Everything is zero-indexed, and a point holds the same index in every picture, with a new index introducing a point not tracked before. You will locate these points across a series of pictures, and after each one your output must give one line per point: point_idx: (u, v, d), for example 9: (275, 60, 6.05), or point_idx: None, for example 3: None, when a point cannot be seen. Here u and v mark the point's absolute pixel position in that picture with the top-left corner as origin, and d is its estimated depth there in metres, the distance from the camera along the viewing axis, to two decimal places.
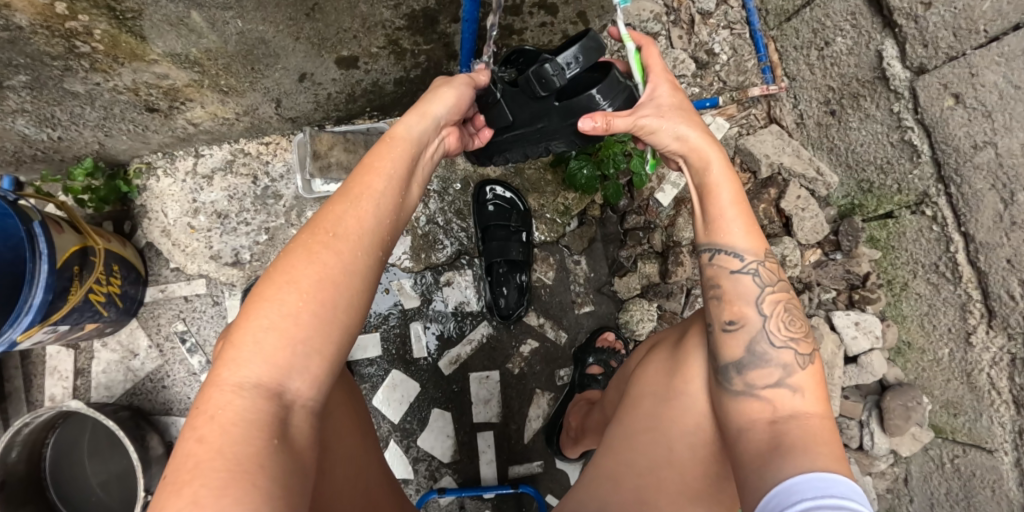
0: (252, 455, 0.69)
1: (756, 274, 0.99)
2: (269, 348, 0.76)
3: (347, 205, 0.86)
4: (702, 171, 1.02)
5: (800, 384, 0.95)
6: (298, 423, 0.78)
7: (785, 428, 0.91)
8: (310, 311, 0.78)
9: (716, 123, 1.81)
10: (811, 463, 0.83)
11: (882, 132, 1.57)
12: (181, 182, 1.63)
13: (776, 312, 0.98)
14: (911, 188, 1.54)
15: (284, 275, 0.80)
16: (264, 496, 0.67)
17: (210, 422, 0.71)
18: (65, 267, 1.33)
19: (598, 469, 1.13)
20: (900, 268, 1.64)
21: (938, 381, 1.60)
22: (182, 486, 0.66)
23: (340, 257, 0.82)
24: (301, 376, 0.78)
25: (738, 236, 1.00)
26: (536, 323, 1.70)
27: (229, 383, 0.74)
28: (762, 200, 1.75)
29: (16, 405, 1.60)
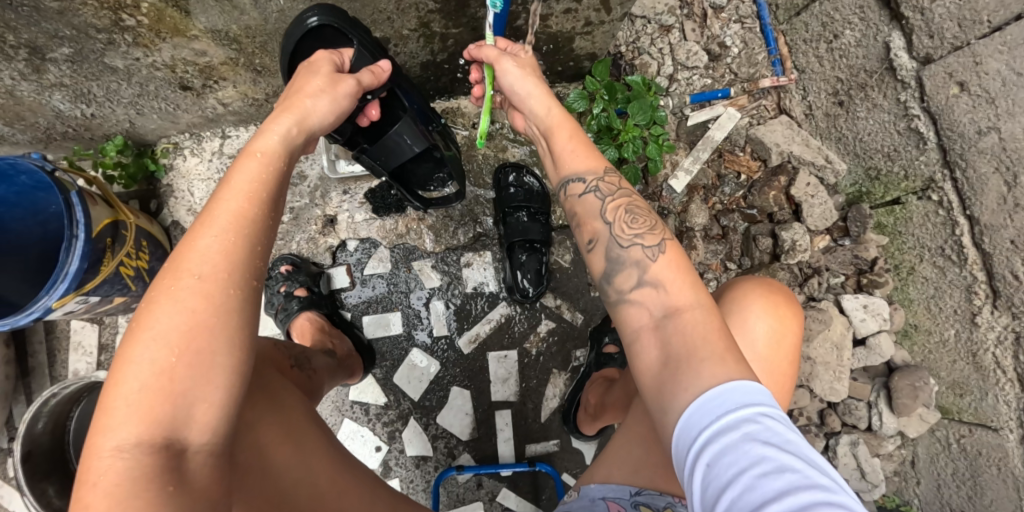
0: (141, 506, 0.68)
1: (596, 192, 1.13)
2: (145, 407, 0.74)
3: (205, 243, 0.83)
4: (544, 120, 1.25)
5: (661, 280, 0.98)
6: (195, 466, 0.75)
7: (664, 331, 0.93)
8: (184, 362, 0.76)
9: (727, 112, 1.84)
10: (699, 374, 0.83)
11: (890, 120, 1.63)
12: (207, 162, 1.67)
13: (618, 218, 1.08)
14: (918, 174, 1.60)
15: (145, 330, 0.77)
16: None
17: (93, 490, 0.70)
18: (99, 237, 1.35)
19: (631, 436, 1.14)
20: (907, 253, 1.69)
21: (945, 362, 1.64)
22: None
23: (211, 298, 0.80)
24: (190, 423, 0.76)
25: (577, 166, 1.18)
26: (553, 304, 1.74)
27: (108, 448, 0.72)
28: (773, 187, 1.80)
29: (40, 379, 1.61)
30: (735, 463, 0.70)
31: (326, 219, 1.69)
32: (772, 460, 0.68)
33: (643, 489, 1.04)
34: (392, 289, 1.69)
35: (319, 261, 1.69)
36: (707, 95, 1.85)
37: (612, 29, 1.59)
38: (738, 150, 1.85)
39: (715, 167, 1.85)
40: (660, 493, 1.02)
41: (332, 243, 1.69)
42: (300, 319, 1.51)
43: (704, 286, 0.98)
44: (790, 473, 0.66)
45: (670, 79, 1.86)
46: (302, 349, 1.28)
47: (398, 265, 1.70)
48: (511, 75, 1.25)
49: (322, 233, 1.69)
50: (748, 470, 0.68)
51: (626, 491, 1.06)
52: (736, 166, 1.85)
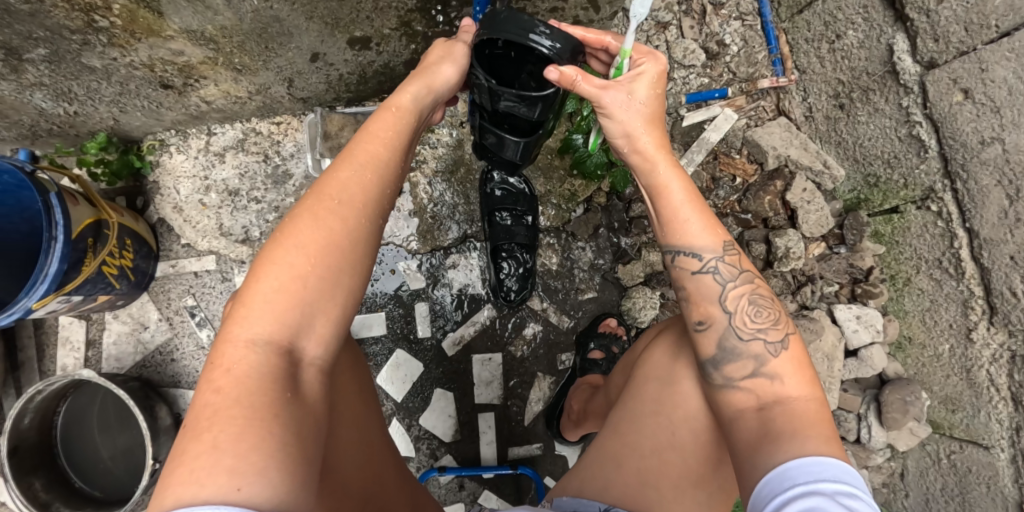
0: (268, 404, 0.70)
1: (715, 272, 0.99)
2: (276, 306, 0.77)
3: (351, 171, 0.86)
4: (649, 174, 1.02)
5: (779, 372, 0.94)
6: (308, 383, 0.78)
7: (772, 413, 0.90)
8: (315, 274, 0.79)
9: (724, 113, 1.80)
10: (802, 446, 0.82)
11: (890, 126, 1.57)
12: (193, 159, 1.66)
13: (740, 308, 0.97)
14: (917, 183, 1.54)
15: (289, 237, 0.80)
16: (280, 443, 0.68)
17: (225, 375, 0.71)
18: (80, 238, 1.35)
19: (603, 454, 1.13)
20: (903, 263, 1.64)
21: (938, 377, 1.60)
22: (202, 432, 0.66)
23: (346, 221, 0.83)
24: (309, 336, 0.79)
25: (702, 241, 0.99)
26: (539, 307, 1.78)
27: (241, 339, 0.74)
28: (768, 192, 1.75)
29: (29, 374, 1.59)
30: None
31: None
32: None
33: (613, 506, 1.04)
34: (375, 290, 1.73)
35: None
36: (703, 95, 1.79)
37: (600, 27, 1.57)
38: (734, 152, 1.81)
39: (709, 170, 1.81)
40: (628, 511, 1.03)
41: None
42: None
43: (818, 381, 0.95)
44: None
45: (665, 78, 1.82)
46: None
47: (382, 265, 1.73)
48: (612, 111, 1.04)
49: None
50: None
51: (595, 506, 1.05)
52: (732, 168, 1.80)
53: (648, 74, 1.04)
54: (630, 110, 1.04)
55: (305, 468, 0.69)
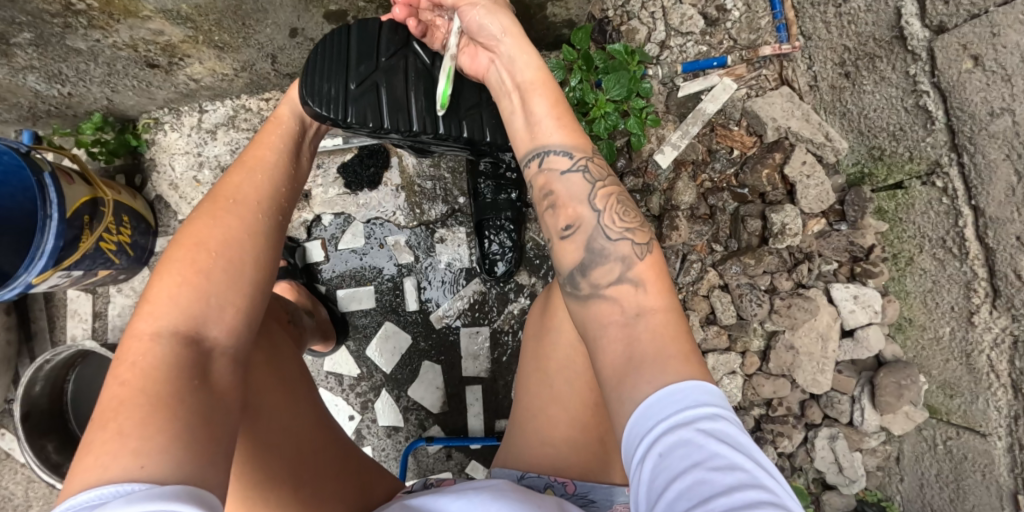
0: (172, 391, 0.74)
1: (583, 171, 0.95)
2: (181, 299, 0.84)
3: (244, 177, 0.99)
4: (518, 76, 1.03)
5: (642, 278, 0.86)
6: (219, 367, 0.82)
7: (634, 329, 0.82)
8: (217, 266, 0.87)
9: (722, 83, 1.71)
10: (659, 373, 0.75)
11: (896, 96, 1.48)
12: (186, 136, 1.70)
13: (608, 206, 0.93)
14: (923, 157, 1.45)
15: (190, 238, 0.89)
16: (182, 421, 0.72)
17: (131, 368, 0.76)
18: (75, 216, 1.40)
19: (513, 421, 1.14)
20: (906, 242, 1.56)
21: (938, 361, 1.53)
22: (108, 421, 0.71)
23: (241, 218, 0.93)
24: (216, 325, 0.84)
25: (555, 135, 0.98)
26: (527, 282, 1.77)
27: (147, 332, 0.80)
28: (766, 165, 1.66)
29: (41, 344, 1.70)
30: (689, 457, 0.66)
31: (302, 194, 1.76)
32: (726, 457, 0.65)
33: (528, 471, 1.05)
34: (365, 264, 1.77)
35: (295, 235, 1.78)
36: (701, 64, 1.72)
37: None
38: (733, 124, 1.73)
39: (705, 142, 1.74)
40: (541, 473, 1.04)
41: (306, 218, 1.77)
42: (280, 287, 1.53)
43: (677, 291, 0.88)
44: (743, 468, 0.65)
45: (661, 47, 1.76)
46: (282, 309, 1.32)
47: (371, 240, 1.77)
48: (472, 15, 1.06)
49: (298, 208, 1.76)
50: (704, 465, 0.65)
51: (515, 474, 1.06)
52: (729, 141, 1.73)
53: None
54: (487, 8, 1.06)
55: (211, 449, 0.72)
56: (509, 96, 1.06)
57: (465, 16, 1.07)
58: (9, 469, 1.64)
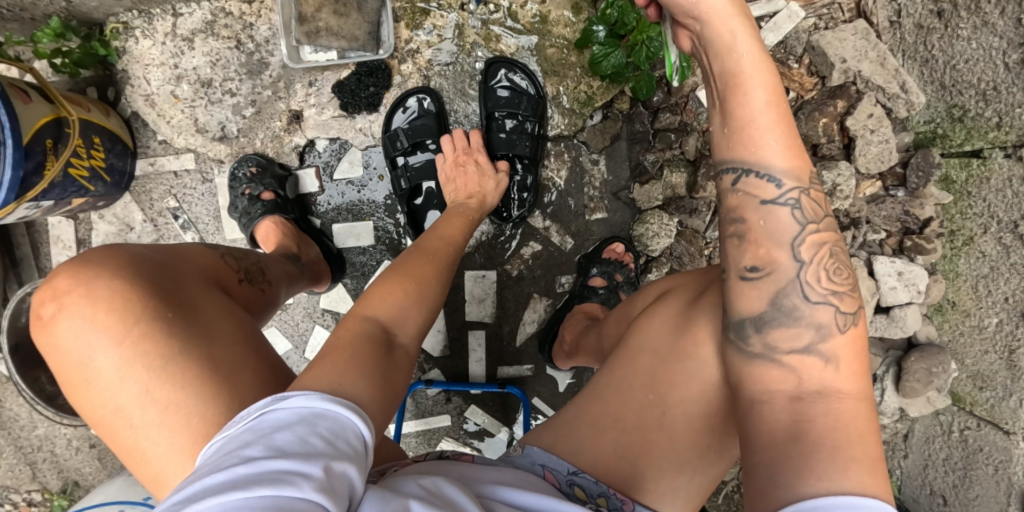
0: (370, 351, 0.85)
1: (795, 208, 0.79)
2: (388, 295, 0.98)
3: (437, 236, 1.21)
4: (727, 59, 0.80)
5: (836, 355, 0.79)
6: (400, 353, 0.92)
7: (811, 410, 0.77)
8: (415, 286, 1.03)
9: (789, 9, 1.48)
10: (839, 481, 0.71)
11: (997, 47, 1.21)
12: (161, 45, 1.49)
13: (818, 258, 0.79)
14: (1014, 126, 1.23)
15: (404, 268, 1.06)
16: (371, 371, 0.81)
17: (343, 330, 0.90)
18: (35, 142, 1.25)
19: (581, 421, 1.03)
20: (969, 219, 1.38)
21: (975, 351, 1.40)
22: (320, 362, 0.81)
23: (436, 271, 1.10)
24: (404, 327, 0.97)
25: (778, 152, 0.79)
26: (541, 226, 1.63)
27: (359, 313, 0.94)
28: (825, 113, 1.46)
29: (28, 271, 1.61)
30: None
31: (291, 115, 1.53)
32: None
33: (582, 470, 0.96)
34: (363, 198, 1.59)
35: (286, 162, 1.57)
36: None
37: None
38: (793, 62, 1.51)
39: None
40: (597, 480, 0.94)
41: (298, 143, 1.55)
42: (265, 224, 1.46)
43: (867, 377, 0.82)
44: None
45: None
46: (257, 262, 1.21)
47: (369, 170, 1.58)
48: None
49: (287, 130, 1.54)
50: None
51: (564, 466, 0.96)
52: (786, 81, 1.51)
53: None
54: None
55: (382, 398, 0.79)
56: (707, 80, 0.84)
57: None
58: (10, 391, 1.64)
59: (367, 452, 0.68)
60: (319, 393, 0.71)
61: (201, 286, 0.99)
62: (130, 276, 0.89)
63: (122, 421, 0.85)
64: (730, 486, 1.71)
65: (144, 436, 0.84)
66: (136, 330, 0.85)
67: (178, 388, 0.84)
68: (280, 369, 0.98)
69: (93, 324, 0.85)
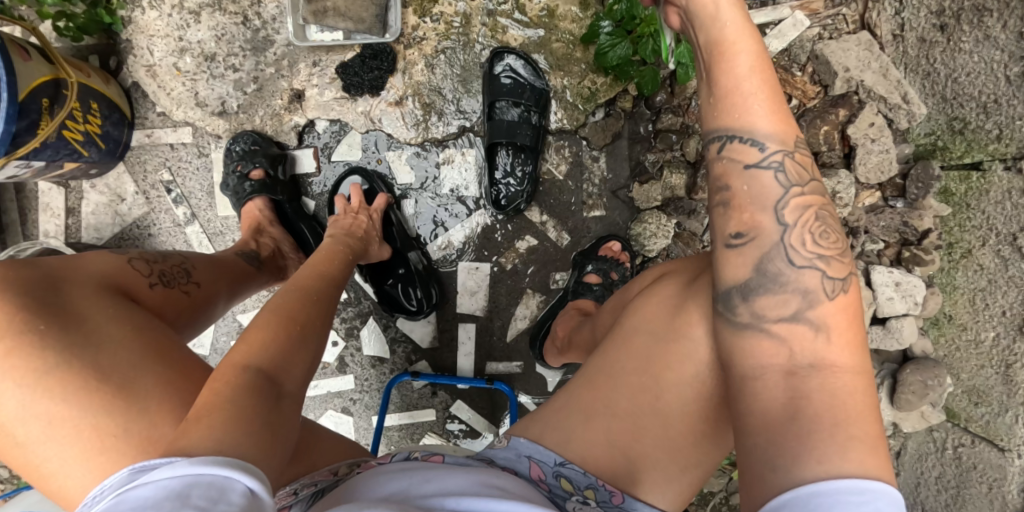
0: (250, 403, 0.72)
1: (778, 170, 0.78)
2: (267, 337, 0.86)
3: (321, 278, 1.11)
4: (711, 27, 0.80)
5: (828, 323, 0.75)
6: (289, 401, 0.80)
7: (806, 387, 0.73)
8: (298, 329, 0.91)
9: (794, 17, 1.50)
10: (840, 464, 0.67)
11: (998, 60, 1.21)
12: (167, 16, 1.49)
13: (803, 221, 0.77)
14: (1014, 138, 1.22)
15: (286, 311, 0.94)
16: (252, 430, 0.68)
17: (210, 386, 0.75)
18: (31, 99, 1.23)
19: (571, 409, 1.00)
20: (968, 232, 1.37)
21: (971, 365, 1.38)
22: (190, 427, 0.67)
23: (313, 311, 0.99)
24: (290, 374, 0.84)
25: (761, 117, 0.78)
26: (538, 220, 1.61)
27: (234, 361, 0.80)
28: (827, 121, 1.47)
29: (13, 237, 1.58)
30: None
31: (292, 94, 1.52)
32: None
33: (569, 461, 0.94)
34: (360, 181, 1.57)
35: (284, 141, 1.55)
36: None
37: None
38: (795, 69, 1.51)
39: None
40: (585, 471, 0.93)
41: (298, 122, 1.54)
42: (250, 206, 1.48)
43: (864, 346, 0.77)
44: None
45: None
46: (181, 264, 1.14)
47: (368, 153, 1.56)
48: None
49: (288, 109, 1.53)
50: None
51: (551, 458, 0.95)
52: (789, 87, 1.51)
53: None
54: None
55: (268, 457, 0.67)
56: (693, 50, 0.84)
57: None
58: None
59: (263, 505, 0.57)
60: (190, 458, 0.59)
61: (94, 294, 0.93)
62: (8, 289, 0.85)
63: (8, 439, 0.81)
64: (718, 497, 1.67)
65: (34, 451, 0.81)
66: (9, 345, 0.82)
67: (61, 399, 0.81)
68: (191, 375, 0.91)
69: None
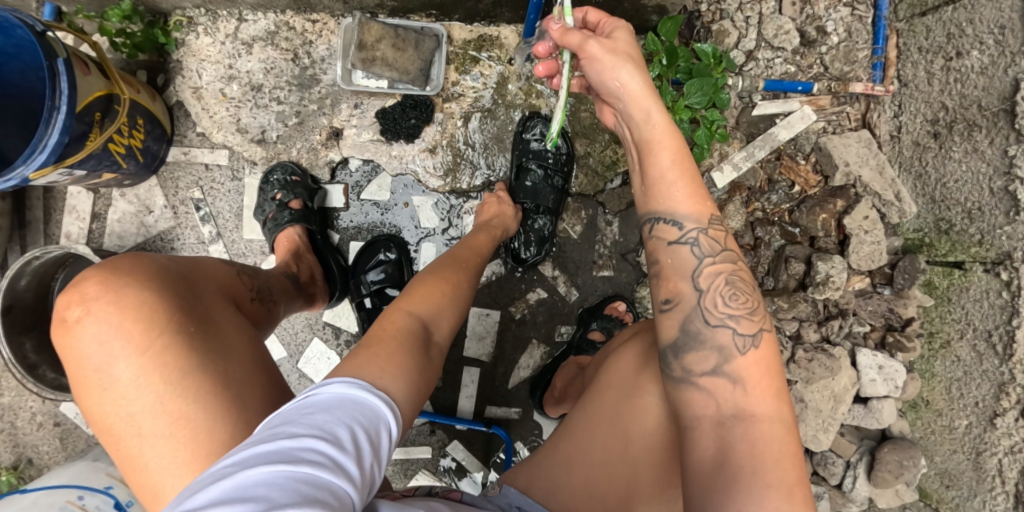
0: (407, 345, 0.90)
1: (694, 244, 0.93)
2: (420, 296, 1.05)
3: (473, 258, 1.27)
4: (642, 129, 0.99)
5: (742, 376, 0.86)
6: (433, 351, 0.98)
7: (730, 434, 0.83)
8: (443, 291, 1.09)
9: (802, 111, 1.61)
10: (755, 510, 0.75)
11: (985, 173, 1.37)
12: (220, 44, 1.56)
13: (714, 286, 0.91)
14: (994, 244, 1.36)
15: (437, 278, 1.12)
16: (408, 364, 0.86)
17: (381, 327, 0.94)
18: (86, 112, 1.28)
19: (551, 459, 1.06)
20: (948, 324, 1.49)
21: (944, 449, 1.50)
22: (370, 350, 0.86)
23: (462, 282, 1.16)
24: (437, 328, 1.02)
25: (680, 203, 0.95)
26: (550, 274, 1.69)
27: (399, 310, 1.00)
28: (825, 209, 1.58)
29: (34, 235, 1.60)
30: None
31: (331, 131, 1.60)
32: None
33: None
34: (385, 220, 1.64)
35: (317, 175, 1.61)
36: (785, 86, 1.58)
37: None
38: (800, 158, 1.62)
39: (767, 169, 1.63)
40: None
41: (333, 159, 1.61)
42: (286, 233, 1.50)
43: (786, 395, 0.87)
44: None
45: (747, 56, 1.61)
46: (265, 283, 1.23)
47: (396, 196, 1.63)
48: (595, 56, 0.99)
49: (325, 145, 1.60)
50: None
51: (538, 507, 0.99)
52: (793, 174, 1.62)
53: (615, 29, 1.03)
54: (609, 53, 0.99)
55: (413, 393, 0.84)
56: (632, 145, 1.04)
57: (587, 69, 1.02)
58: None
59: (391, 447, 0.71)
60: (352, 381, 0.75)
61: (217, 298, 1.02)
62: (158, 287, 0.90)
63: (130, 430, 0.84)
64: None
65: (150, 446, 0.84)
66: (156, 343, 0.86)
67: (189, 401, 0.85)
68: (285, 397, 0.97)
69: (113, 330, 0.86)
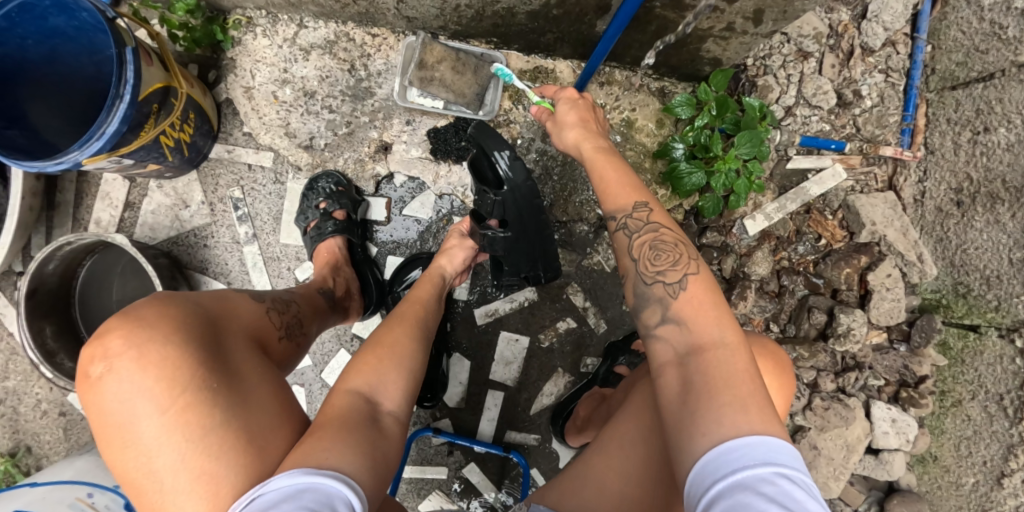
0: (354, 429, 0.90)
1: (625, 229, 1.04)
2: (364, 366, 1.03)
3: (423, 307, 1.26)
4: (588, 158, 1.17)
5: (682, 315, 0.93)
6: (386, 422, 0.98)
7: (688, 369, 0.87)
8: (388, 352, 1.07)
9: (834, 168, 1.67)
10: (717, 430, 0.78)
11: (1005, 244, 1.45)
12: (277, 47, 1.56)
13: (638, 253, 1.01)
14: (1010, 311, 1.45)
15: (385, 339, 1.10)
16: (357, 448, 0.87)
17: (322, 416, 0.94)
18: (145, 102, 1.26)
19: (587, 473, 1.08)
20: (960, 384, 1.57)
21: (949, 504, 1.59)
22: (312, 441, 0.86)
23: (410, 332, 1.14)
24: (384, 396, 1.02)
25: (611, 199, 1.08)
26: (581, 304, 1.70)
27: (341, 389, 1.00)
28: (851, 264, 1.64)
29: (62, 218, 1.55)
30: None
31: (380, 145, 1.60)
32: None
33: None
34: (425, 236, 1.64)
35: (361, 187, 1.62)
36: (820, 142, 1.66)
37: (750, 41, 1.45)
38: (829, 213, 1.70)
39: (796, 221, 1.70)
40: None
41: (378, 172, 1.61)
42: (329, 243, 1.50)
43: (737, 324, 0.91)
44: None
45: (786, 112, 1.67)
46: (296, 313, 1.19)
47: (438, 214, 1.64)
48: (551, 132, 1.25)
49: (372, 157, 1.61)
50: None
51: None
52: (821, 228, 1.69)
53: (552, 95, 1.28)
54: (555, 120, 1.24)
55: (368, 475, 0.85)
56: None
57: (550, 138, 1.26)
58: None
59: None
60: (298, 469, 0.78)
61: (246, 349, 0.98)
62: (182, 339, 0.87)
63: (151, 486, 0.84)
64: None
65: (173, 501, 0.83)
66: (183, 399, 0.84)
67: (213, 459, 0.83)
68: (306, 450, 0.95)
69: (140, 384, 0.84)
